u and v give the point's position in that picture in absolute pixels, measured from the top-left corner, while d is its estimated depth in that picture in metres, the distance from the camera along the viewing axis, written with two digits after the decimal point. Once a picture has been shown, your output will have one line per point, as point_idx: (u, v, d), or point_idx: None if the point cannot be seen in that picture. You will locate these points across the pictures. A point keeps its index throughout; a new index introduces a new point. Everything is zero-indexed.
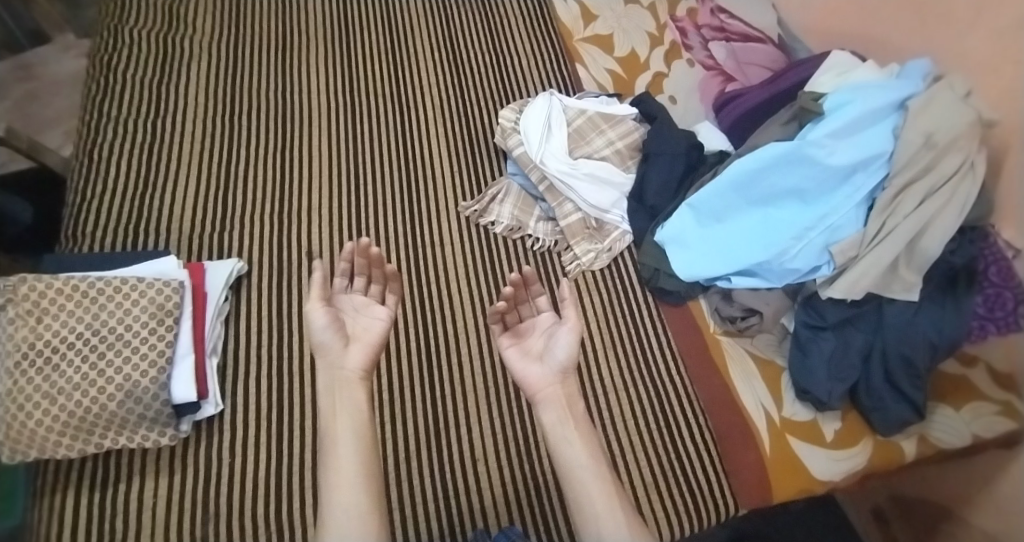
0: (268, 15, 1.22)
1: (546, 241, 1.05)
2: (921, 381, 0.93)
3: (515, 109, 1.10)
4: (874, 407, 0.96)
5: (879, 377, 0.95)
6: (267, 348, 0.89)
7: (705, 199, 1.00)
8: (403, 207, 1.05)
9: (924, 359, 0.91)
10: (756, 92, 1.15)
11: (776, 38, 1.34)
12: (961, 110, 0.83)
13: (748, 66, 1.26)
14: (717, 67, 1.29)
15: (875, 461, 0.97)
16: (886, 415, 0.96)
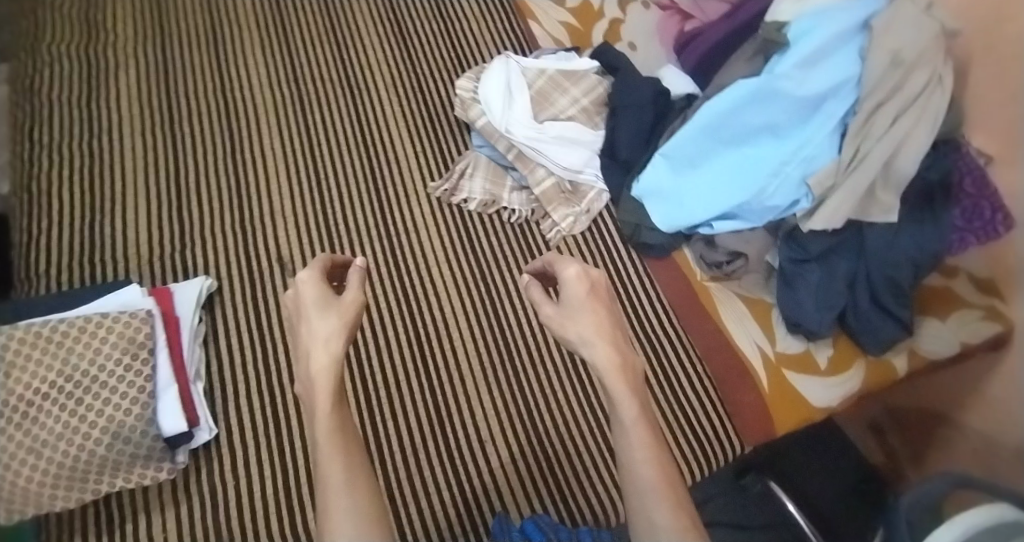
0: (194, 10, 1.15)
1: (522, 211, 1.02)
2: (905, 298, 0.95)
3: (471, 77, 1.04)
4: (863, 329, 0.98)
5: (865, 301, 0.96)
6: (254, 364, 0.87)
7: (676, 146, 0.97)
8: (370, 195, 1.01)
9: (906, 277, 0.93)
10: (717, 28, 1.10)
11: None
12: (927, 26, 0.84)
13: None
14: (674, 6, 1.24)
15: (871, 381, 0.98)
16: (875, 336, 0.97)
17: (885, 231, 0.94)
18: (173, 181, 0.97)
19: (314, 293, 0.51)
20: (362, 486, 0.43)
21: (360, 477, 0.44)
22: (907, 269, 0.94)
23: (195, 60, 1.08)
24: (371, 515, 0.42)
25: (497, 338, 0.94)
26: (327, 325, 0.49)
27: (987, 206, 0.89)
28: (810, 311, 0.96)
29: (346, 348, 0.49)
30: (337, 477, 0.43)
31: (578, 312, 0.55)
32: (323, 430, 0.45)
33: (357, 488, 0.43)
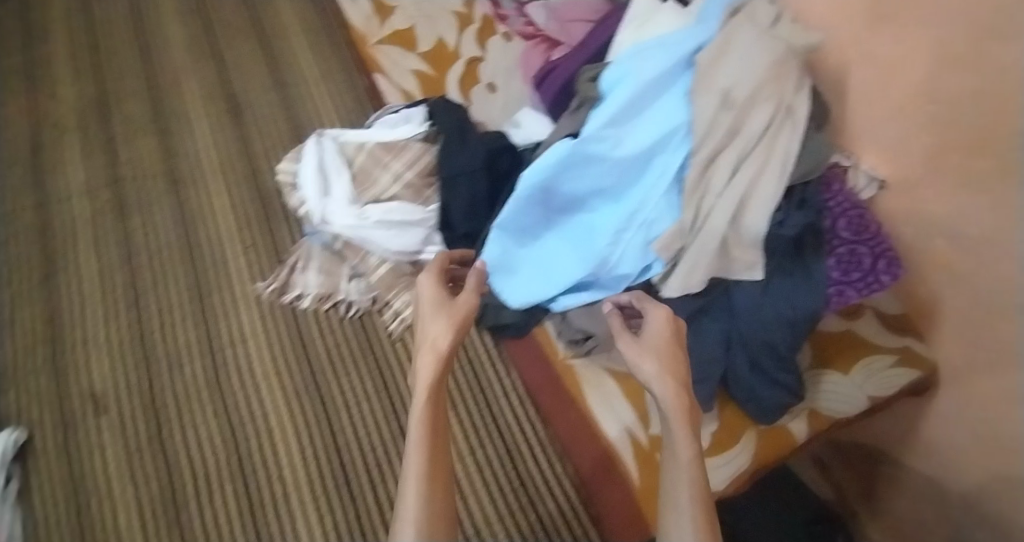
0: (28, 140, 1.15)
1: (361, 303, 0.92)
2: (788, 361, 0.83)
3: (292, 159, 0.96)
4: (747, 397, 0.85)
5: (743, 366, 0.83)
6: (63, 521, 0.79)
7: (508, 219, 0.85)
8: (193, 313, 0.94)
9: (785, 340, 0.80)
10: (571, 59, 1.01)
11: None
12: (761, 57, 0.73)
13: (572, 23, 1.14)
14: (539, 33, 1.15)
15: (763, 454, 0.86)
16: (761, 404, 0.84)
17: (750, 290, 0.81)
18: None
19: (428, 298, 0.56)
20: (437, 487, 0.46)
21: (440, 486, 0.47)
22: (782, 329, 0.80)
23: (39, 196, 1.08)
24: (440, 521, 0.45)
25: (342, 454, 0.84)
26: (441, 334, 0.53)
27: (865, 252, 0.79)
28: None
29: (453, 348, 0.52)
30: (419, 470, 0.46)
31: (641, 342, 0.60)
32: (417, 429, 0.48)
33: (435, 484, 0.46)
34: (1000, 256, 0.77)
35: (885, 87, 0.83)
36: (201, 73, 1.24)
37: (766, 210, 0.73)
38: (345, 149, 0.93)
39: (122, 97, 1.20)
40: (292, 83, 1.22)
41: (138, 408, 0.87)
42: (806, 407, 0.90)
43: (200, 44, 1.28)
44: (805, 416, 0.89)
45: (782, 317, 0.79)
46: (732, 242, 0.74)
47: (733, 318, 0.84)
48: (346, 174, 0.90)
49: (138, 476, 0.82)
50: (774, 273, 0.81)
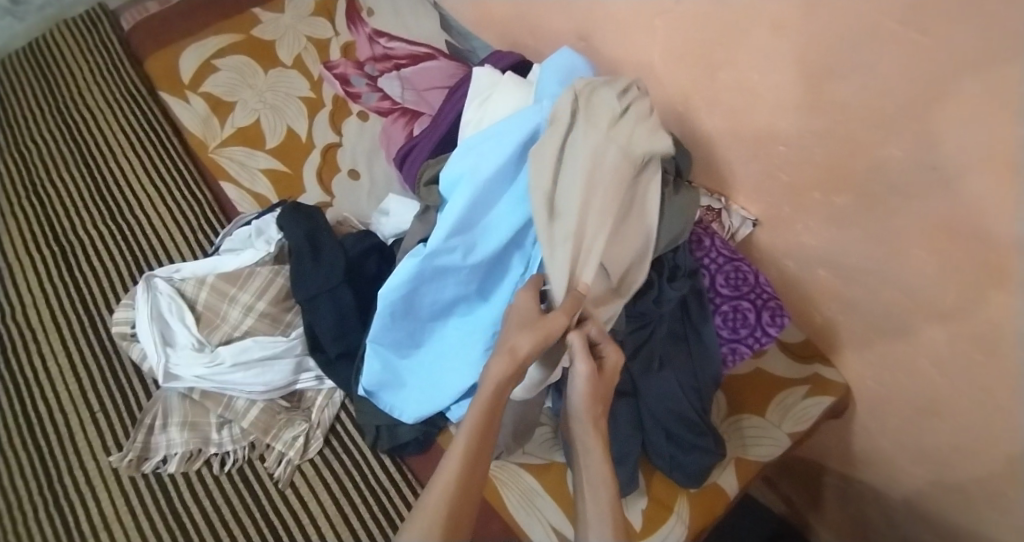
0: None
1: (238, 451, 0.83)
2: (701, 425, 0.78)
3: (127, 305, 0.86)
4: (672, 469, 0.78)
5: (658, 441, 0.77)
6: None
7: (380, 333, 0.77)
8: (36, 510, 0.79)
9: (692, 406, 0.77)
10: (428, 135, 0.96)
11: (445, 48, 1.16)
12: (608, 167, 0.69)
13: (428, 92, 1.09)
14: (396, 107, 1.10)
15: (698, 522, 0.82)
16: (685, 472, 0.78)
17: (644, 362, 0.77)
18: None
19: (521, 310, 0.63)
20: (474, 474, 0.58)
21: (476, 472, 0.58)
22: (682, 398, 0.76)
23: None
24: (465, 499, 0.57)
25: None
26: (521, 341, 0.61)
27: (748, 306, 0.79)
28: None
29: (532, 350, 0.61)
30: (465, 452, 0.58)
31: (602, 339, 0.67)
32: (475, 420, 0.59)
33: (473, 465, 0.58)
34: (879, 284, 0.76)
35: (734, 133, 0.81)
36: (22, 199, 1.06)
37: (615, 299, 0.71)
38: (185, 286, 0.83)
39: None
40: (131, 192, 1.07)
41: None
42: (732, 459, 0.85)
43: (6, 162, 1.11)
44: (731, 469, 0.84)
45: (682, 384, 0.77)
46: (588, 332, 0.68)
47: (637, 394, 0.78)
48: (190, 319, 0.81)
49: None
50: (664, 343, 0.78)
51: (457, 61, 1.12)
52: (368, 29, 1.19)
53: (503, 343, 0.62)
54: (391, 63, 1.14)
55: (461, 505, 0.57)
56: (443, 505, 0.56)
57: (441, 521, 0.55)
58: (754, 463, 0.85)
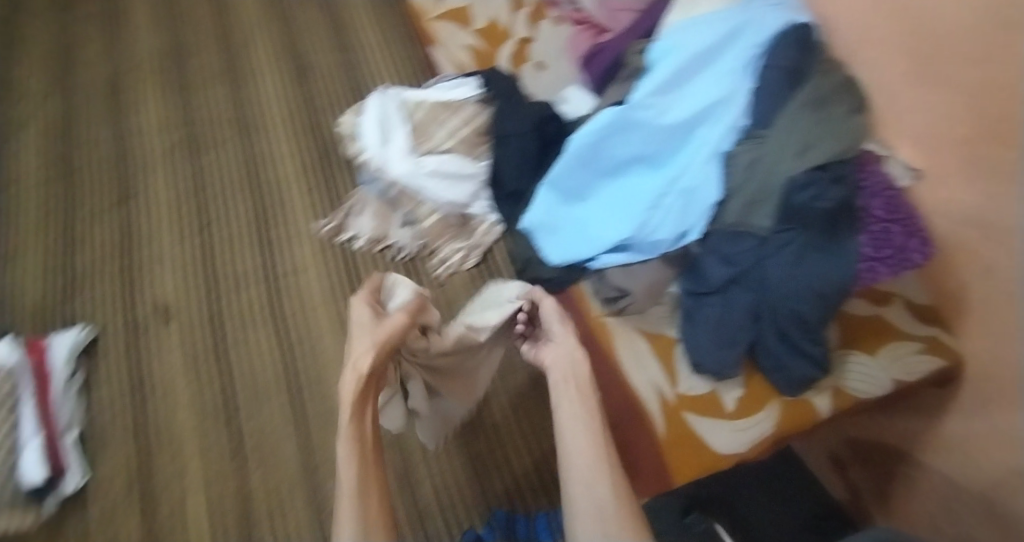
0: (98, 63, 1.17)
1: (411, 248, 1.00)
2: (817, 334, 0.84)
3: (354, 113, 1.01)
4: (773, 367, 0.89)
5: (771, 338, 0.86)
6: (127, 410, 0.89)
7: (557, 177, 0.91)
8: (252, 241, 1.00)
9: (814, 312, 0.80)
10: (617, 41, 1.01)
11: None
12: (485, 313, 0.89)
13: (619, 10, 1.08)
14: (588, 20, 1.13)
15: (786, 423, 0.90)
16: (788, 377, 0.88)
17: (786, 258, 0.81)
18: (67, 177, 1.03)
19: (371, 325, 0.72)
20: (366, 468, 0.65)
21: (368, 481, 0.64)
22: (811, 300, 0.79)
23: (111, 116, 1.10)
24: (377, 507, 0.63)
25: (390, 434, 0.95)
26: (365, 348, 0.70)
27: (898, 232, 0.81)
28: (704, 347, 0.89)
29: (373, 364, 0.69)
30: (350, 456, 0.65)
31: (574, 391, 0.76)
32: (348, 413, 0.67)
33: (364, 466, 0.65)
34: None
35: (928, 83, 0.86)
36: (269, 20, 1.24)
37: (547, 344, 0.83)
38: (405, 104, 1.00)
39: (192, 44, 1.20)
40: (352, 38, 1.22)
41: (203, 317, 0.95)
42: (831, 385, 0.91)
43: None
44: (830, 392, 0.91)
45: (814, 281, 0.79)
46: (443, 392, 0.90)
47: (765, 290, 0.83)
48: (403, 129, 0.97)
49: (204, 374, 0.91)
50: (809, 245, 0.80)
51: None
52: None
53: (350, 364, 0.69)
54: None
55: (365, 512, 0.62)
56: (352, 519, 0.61)
57: (362, 509, 0.62)
58: (852, 395, 0.91)
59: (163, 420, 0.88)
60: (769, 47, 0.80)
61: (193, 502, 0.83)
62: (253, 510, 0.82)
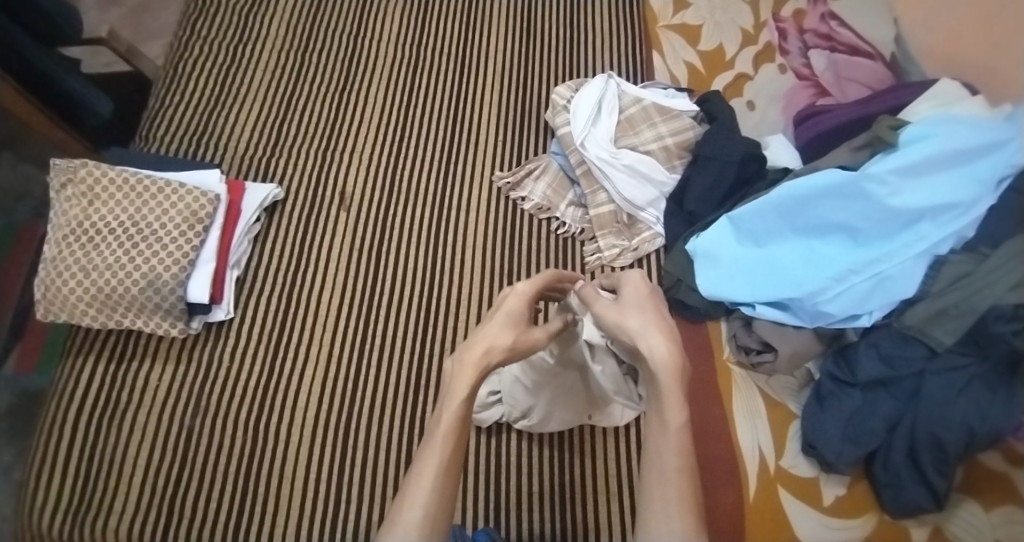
0: None
1: (572, 227, 1.02)
2: (950, 468, 0.79)
3: (571, 87, 1.06)
4: (886, 482, 0.83)
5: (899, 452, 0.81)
6: (283, 271, 0.98)
7: (746, 215, 0.91)
8: (439, 166, 1.06)
9: (958, 445, 0.77)
10: (845, 110, 0.99)
11: (887, 56, 1.11)
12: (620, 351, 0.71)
13: (848, 83, 1.06)
14: (813, 78, 1.10)
15: None
16: (898, 496, 0.82)
17: (950, 381, 0.78)
18: (301, 56, 1.13)
19: (511, 311, 0.69)
20: (448, 472, 0.59)
21: (447, 480, 0.59)
22: (959, 432, 0.77)
23: (357, 15, 1.19)
24: (439, 512, 0.57)
25: None
26: (502, 339, 0.66)
27: None
28: (831, 435, 0.84)
29: (496, 361, 0.66)
30: (439, 455, 0.59)
31: (660, 436, 0.59)
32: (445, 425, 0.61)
33: (445, 475, 0.58)
34: None
35: None
36: None
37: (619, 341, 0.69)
38: (623, 97, 1.04)
39: None
40: (584, 17, 1.24)
41: (371, 219, 1.02)
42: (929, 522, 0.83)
43: None
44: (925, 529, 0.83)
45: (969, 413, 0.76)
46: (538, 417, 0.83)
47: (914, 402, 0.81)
48: (615, 117, 1.02)
49: (355, 269, 0.99)
50: (975, 376, 0.78)
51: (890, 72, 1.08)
52: (825, 8, 1.16)
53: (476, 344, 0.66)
54: (828, 44, 1.12)
55: (430, 514, 0.56)
56: (420, 516, 0.56)
57: (427, 509, 0.56)
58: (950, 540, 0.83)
59: (313, 294, 0.97)
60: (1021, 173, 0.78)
61: (309, 373, 0.93)
62: (354, 413, 0.90)
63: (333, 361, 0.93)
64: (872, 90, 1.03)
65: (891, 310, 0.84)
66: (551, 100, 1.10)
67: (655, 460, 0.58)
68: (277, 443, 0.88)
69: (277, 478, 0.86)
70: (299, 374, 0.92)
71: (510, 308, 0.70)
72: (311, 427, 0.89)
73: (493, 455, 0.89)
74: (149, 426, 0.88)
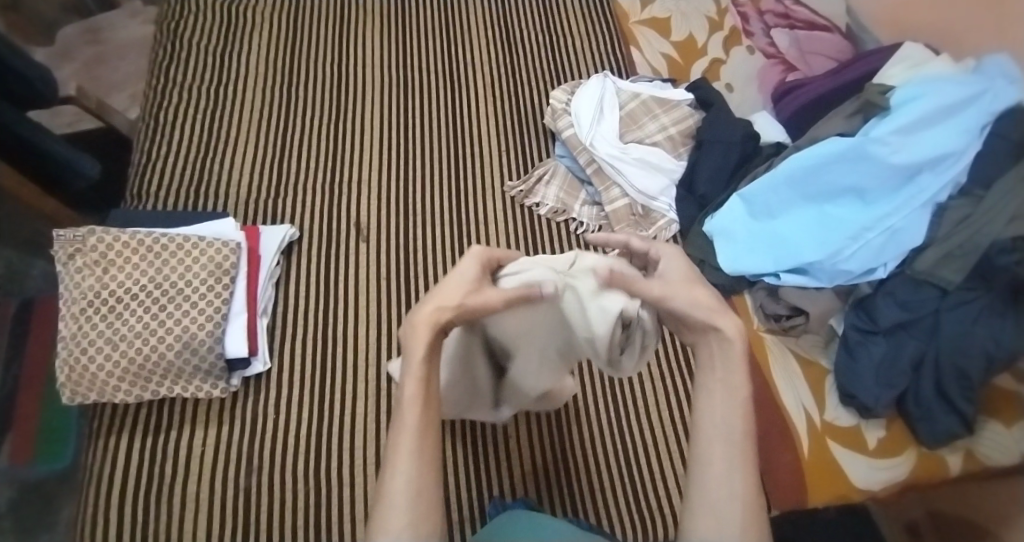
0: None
1: (590, 225, 1.03)
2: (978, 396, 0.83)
3: (566, 90, 1.11)
4: (921, 417, 0.87)
5: (928, 389, 0.85)
6: (313, 312, 0.95)
7: (758, 191, 0.96)
8: (447, 183, 1.06)
9: (981, 371, 0.81)
10: (820, 81, 1.06)
11: (843, 26, 1.20)
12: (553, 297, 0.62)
13: (813, 57, 1.13)
14: (779, 55, 1.17)
15: (918, 475, 0.88)
16: (934, 427, 0.86)
17: (963, 315, 0.82)
18: (286, 92, 1.11)
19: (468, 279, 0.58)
20: (426, 425, 0.54)
21: (428, 452, 0.53)
22: (982, 360, 0.81)
23: (336, 46, 1.18)
24: (424, 479, 0.52)
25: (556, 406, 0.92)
26: (453, 298, 0.56)
27: None
28: (871, 382, 0.86)
29: (449, 320, 0.55)
30: (413, 420, 0.54)
31: (725, 398, 0.55)
32: (412, 383, 0.54)
33: (424, 441, 0.53)
34: None
35: None
36: None
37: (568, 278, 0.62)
38: (620, 94, 1.10)
39: (417, 7, 1.26)
40: (558, 23, 1.27)
41: (391, 247, 1.00)
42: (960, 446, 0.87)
43: None
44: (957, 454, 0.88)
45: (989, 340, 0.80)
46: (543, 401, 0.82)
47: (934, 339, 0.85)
48: (617, 113, 1.07)
49: (382, 298, 0.96)
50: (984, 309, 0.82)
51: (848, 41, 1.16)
52: None
53: (413, 321, 0.55)
54: (787, 22, 1.18)
55: (418, 484, 0.52)
56: (406, 489, 0.52)
57: (416, 475, 0.52)
58: (981, 459, 0.87)
59: (346, 331, 0.94)
60: (998, 119, 0.85)
61: (361, 411, 0.89)
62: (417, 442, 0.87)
63: (382, 394, 0.90)
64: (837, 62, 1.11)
65: (903, 259, 0.89)
66: (546, 106, 1.13)
67: (717, 420, 0.55)
68: (343, 488, 0.84)
69: (350, 525, 0.82)
70: (351, 413, 0.89)
71: (461, 272, 0.58)
72: (376, 465, 0.86)
73: (559, 458, 0.87)
74: (201, 495, 0.83)
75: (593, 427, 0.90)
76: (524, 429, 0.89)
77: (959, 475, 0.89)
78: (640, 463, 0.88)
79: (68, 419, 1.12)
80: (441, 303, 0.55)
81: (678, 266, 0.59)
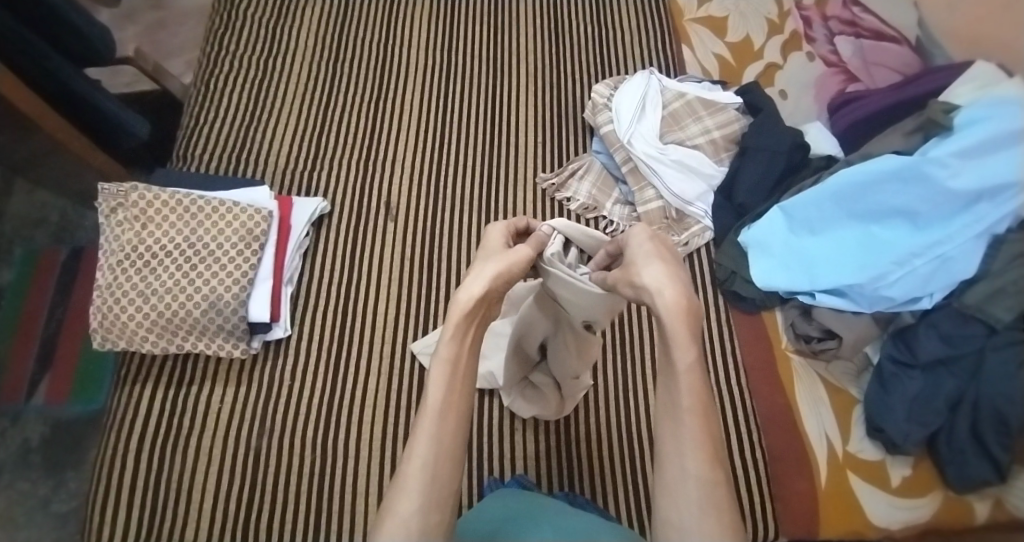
0: None
1: (620, 225, 1.02)
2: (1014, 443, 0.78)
3: (610, 85, 1.09)
4: (951, 459, 0.82)
5: (961, 431, 0.80)
6: (337, 285, 0.96)
7: (800, 204, 0.92)
8: (481, 169, 1.06)
9: (1021, 417, 0.76)
10: (882, 94, 0.99)
11: (912, 40, 1.12)
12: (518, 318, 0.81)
13: (877, 67, 1.07)
14: (841, 64, 1.11)
15: (942, 519, 0.84)
16: (963, 471, 0.81)
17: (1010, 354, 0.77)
18: (332, 67, 1.13)
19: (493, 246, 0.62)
20: (452, 408, 0.54)
21: (448, 437, 0.53)
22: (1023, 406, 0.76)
23: (386, 24, 1.19)
24: (441, 463, 0.52)
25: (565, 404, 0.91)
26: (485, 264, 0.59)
27: None
28: (900, 418, 0.82)
29: (485, 292, 0.57)
30: (436, 400, 0.54)
31: (672, 377, 0.57)
32: (440, 364, 0.56)
33: (443, 428, 0.53)
34: None
35: None
36: None
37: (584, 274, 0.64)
38: (665, 93, 1.07)
39: None
40: (611, 15, 1.25)
41: (419, 228, 1.01)
42: (990, 494, 0.82)
43: None
44: (985, 501, 0.83)
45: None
46: (519, 393, 0.87)
47: (974, 380, 0.80)
48: (659, 112, 1.04)
49: (405, 278, 0.97)
50: None
51: (916, 54, 1.09)
52: None
53: (457, 295, 0.57)
54: (853, 30, 1.13)
55: (432, 466, 0.52)
56: (420, 470, 0.52)
57: (434, 455, 0.52)
58: (1009, 510, 0.83)
59: (365, 308, 0.95)
60: None
61: (372, 386, 0.90)
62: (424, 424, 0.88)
63: (394, 373, 0.91)
64: (902, 74, 1.04)
65: (951, 291, 0.83)
66: (588, 100, 1.12)
67: (670, 398, 0.57)
68: (347, 459, 0.85)
69: (351, 497, 0.83)
70: (363, 388, 0.90)
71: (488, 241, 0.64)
72: (380, 440, 0.87)
73: (565, 457, 0.87)
74: (213, 452, 0.85)
75: (604, 429, 0.89)
76: (531, 422, 0.89)
77: (985, 523, 0.84)
78: (646, 468, 0.87)
79: (104, 365, 1.17)
80: (481, 271, 0.58)
81: (654, 240, 0.61)
